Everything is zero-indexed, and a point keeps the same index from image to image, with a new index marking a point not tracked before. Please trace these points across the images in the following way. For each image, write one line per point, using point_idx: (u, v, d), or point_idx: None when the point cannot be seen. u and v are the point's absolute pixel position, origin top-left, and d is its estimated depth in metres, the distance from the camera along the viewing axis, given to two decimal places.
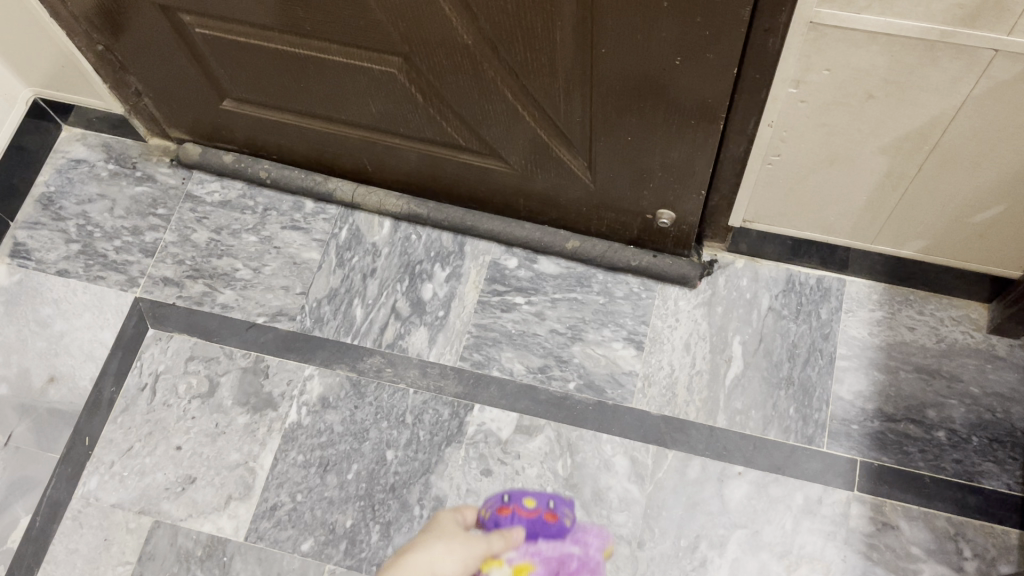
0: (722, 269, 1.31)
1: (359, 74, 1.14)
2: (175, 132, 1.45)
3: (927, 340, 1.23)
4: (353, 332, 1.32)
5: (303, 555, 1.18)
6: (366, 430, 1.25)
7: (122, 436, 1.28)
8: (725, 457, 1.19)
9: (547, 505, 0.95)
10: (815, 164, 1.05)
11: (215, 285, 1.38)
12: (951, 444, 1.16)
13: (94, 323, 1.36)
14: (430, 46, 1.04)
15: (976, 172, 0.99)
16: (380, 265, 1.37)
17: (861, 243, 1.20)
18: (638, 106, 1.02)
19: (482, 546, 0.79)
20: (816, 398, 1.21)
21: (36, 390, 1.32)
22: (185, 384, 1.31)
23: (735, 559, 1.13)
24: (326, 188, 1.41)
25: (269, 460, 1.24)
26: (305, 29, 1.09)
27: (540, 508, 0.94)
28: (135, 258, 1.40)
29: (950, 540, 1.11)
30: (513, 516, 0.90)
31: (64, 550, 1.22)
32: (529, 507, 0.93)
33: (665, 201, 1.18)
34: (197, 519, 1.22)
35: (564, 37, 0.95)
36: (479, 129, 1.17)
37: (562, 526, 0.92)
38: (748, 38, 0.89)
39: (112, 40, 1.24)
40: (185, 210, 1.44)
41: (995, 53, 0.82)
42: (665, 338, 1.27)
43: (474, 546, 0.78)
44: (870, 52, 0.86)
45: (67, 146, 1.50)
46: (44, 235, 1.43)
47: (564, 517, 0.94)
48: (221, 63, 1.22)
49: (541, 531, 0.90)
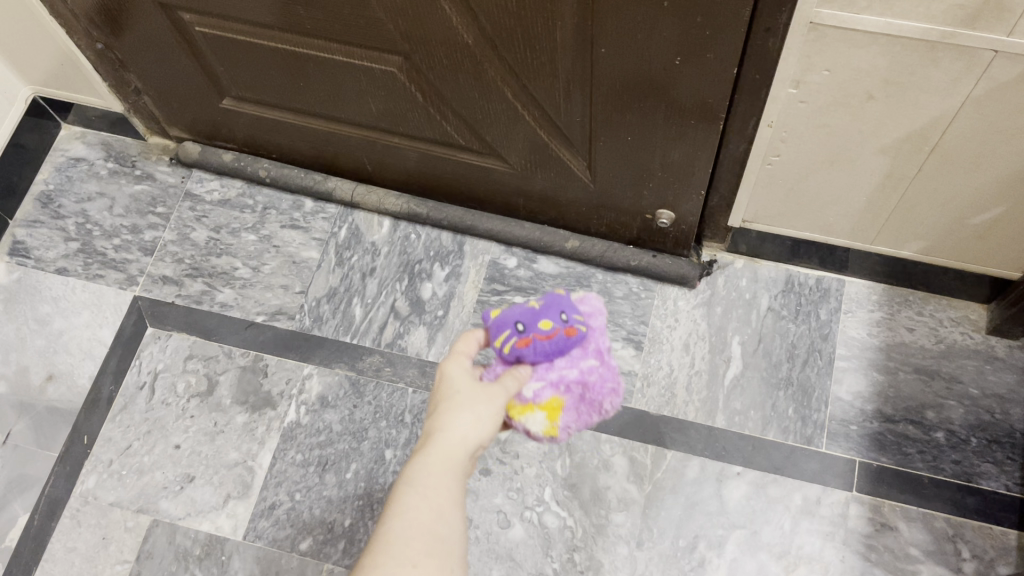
0: (721, 269, 1.31)
1: (359, 73, 1.14)
2: (175, 131, 1.44)
3: (926, 341, 1.23)
4: (352, 332, 1.32)
5: (301, 554, 1.18)
6: (365, 429, 1.25)
7: (121, 435, 1.28)
8: (724, 458, 1.19)
9: (562, 321, 0.83)
10: (814, 164, 1.05)
11: (214, 284, 1.38)
12: (950, 445, 1.16)
13: (93, 321, 1.36)
14: (430, 44, 1.04)
15: (976, 172, 0.99)
16: (379, 264, 1.37)
17: (861, 243, 1.20)
18: (639, 106, 1.02)
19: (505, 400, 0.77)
20: (815, 399, 1.21)
21: (35, 388, 1.32)
22: (184, 383, 1.31)
23: (733, 560, 1.13)
24: (326, 187, 1.41)
25: (268, 459, 1.24)
26: (305, 27, 1.09)
27: (559, 331, 0.82)
28: (134, 256, 1.40)
29: (948, 541, 1.11)
30: (533, 352, 0.82)
31: (62, 549, 1.22)
32: (546, 332, 0.82)
33: (665, 202, 1.18)
34: (195, 517, 1.22)
35: (564, 36, 0.95)
36: (479, 128, 1.17)
37: (579, 337, 0.85)
38: (748, 38, 0.89)
39: (112, 38, 1.23)
40: (184, 209, 1.44)
41: (996, 54, 0.82)
42: (665, 338, 1.27)
43: (494, 411, 0.75)
44: (870, 53, 0.86)
45: (66, 144, 1.50)
46: (43, 234, 1.43)
47: (578, 323, 0.85)
48: (221, 61, 1.22)
49: (562, 351, 0.83)
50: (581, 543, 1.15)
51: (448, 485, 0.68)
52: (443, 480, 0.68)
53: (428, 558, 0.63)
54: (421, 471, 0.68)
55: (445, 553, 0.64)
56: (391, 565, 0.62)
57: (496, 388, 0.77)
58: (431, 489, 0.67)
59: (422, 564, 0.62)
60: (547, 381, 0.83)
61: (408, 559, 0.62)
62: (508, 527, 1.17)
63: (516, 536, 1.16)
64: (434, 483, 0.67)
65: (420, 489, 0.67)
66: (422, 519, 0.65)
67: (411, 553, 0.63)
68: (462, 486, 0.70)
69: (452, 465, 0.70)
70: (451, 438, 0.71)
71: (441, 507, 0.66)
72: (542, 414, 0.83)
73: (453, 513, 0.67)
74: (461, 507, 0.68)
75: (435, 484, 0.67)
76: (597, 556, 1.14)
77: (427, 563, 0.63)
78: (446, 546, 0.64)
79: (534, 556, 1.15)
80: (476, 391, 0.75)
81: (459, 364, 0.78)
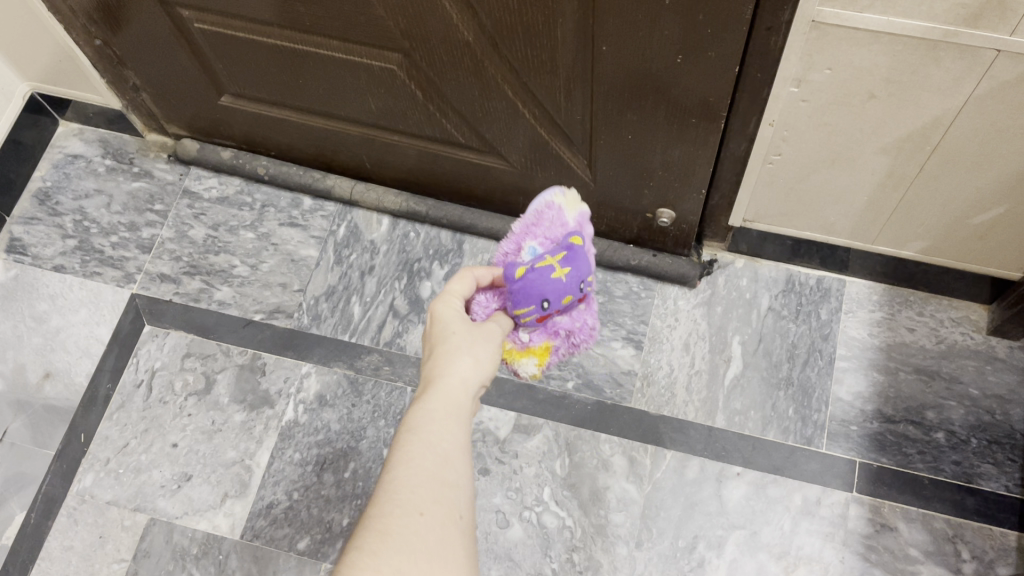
0: (721, 269, 1.30)
1: (358, 70, 1.14)
2: (173, 128, 1.44)
3: (927, 342, 1.22)
4: (351, 330, 1.32)
5: (299, 554, 1.18)
6: (364, 428, 1.24)
7: (118, 433, 1.28)
8: (724, 458, 1.18)
9: (580, 292, 0.85)
10: (815, 164, 1.05)
11: (212, 282, 1.37)
12: (951, 445, 1.16)
13: (91, 319, 1.35)
14: (429, 41, 1.03)
15: (977, 172, 0.98)
16: (378, 262, 1.36)
17: (862, 243, 1.20)
18: (639, 104, 1.01)
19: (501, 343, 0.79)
20: (815, 399, 1.20)
21: (32, 386, 1.32)
22: (182, 381, 1.30)
23: (733, 560, 1.12)
24: (325, 185, 1.40)
25: (266, 458, 1.24)
26: (304, 24, 1.08)
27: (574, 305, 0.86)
28: (132, 254, 1.40)
29: (948, 542, 1.11)
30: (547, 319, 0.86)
31: (59, 547, 1.21)
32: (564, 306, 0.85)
33: (665, 201, 1.18)
34: (193, 516, 1.21)
35: (565, 33, 0.94)
36: (479, 126, 1.17)
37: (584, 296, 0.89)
38: (750, 36, 0.88)
39: (110, 34, 1.23)
40: (183, 206, 1.43)
41: (998, 53, 0.82)
42: (665, 338, 1.27)
43: (492, 352, 0.76)
44: (873, 52, 0.86)
45: (64, 141, 1.50)
46: (40, 231, 1.42)
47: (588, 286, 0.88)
48: (219, 58, 1.21)
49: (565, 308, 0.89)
50: (580, 543, 1.15)
51: (452, 429, 0.68)
52: (446, 424, 0.68)
53: (438, 503, 0.62)
54: (424, 418, 0.68)
55: (453, 497, 0.63)
56: (400, 511, 0.61)
57: (490, 328, 0.79)
58: (435, 434, 0.67)
59: (432, 510, 0.62)
60: (543, 324, 0.88)
61: (416, 505, 0.61)
62: (507, 527, 1.17)
63: (515, 536, 1.16)
64: (437, 427, 0.67)
65: (424, 435, 0.67)
66: (429, 465, 0.64)
67: (420, 498, 0.62)
68: (465, 429, 0.70)
69: (454, 410, 0.70)
70: (452, 383, 0.72)
71: (446, 452, 0.66)
72: (534, 360, 0.97)
73: (459, 458, 0.67)
74: (467, 452, 0.68)
75: (439, 429, 0.67)
76: (596, 556, 1.14)
77: (436, 507, 0.62)
78: (454, 492, 0.64)
79: (533, 556, 1.15)
80: (476, 333, 0.77)
81: (455, 308, 0.80)
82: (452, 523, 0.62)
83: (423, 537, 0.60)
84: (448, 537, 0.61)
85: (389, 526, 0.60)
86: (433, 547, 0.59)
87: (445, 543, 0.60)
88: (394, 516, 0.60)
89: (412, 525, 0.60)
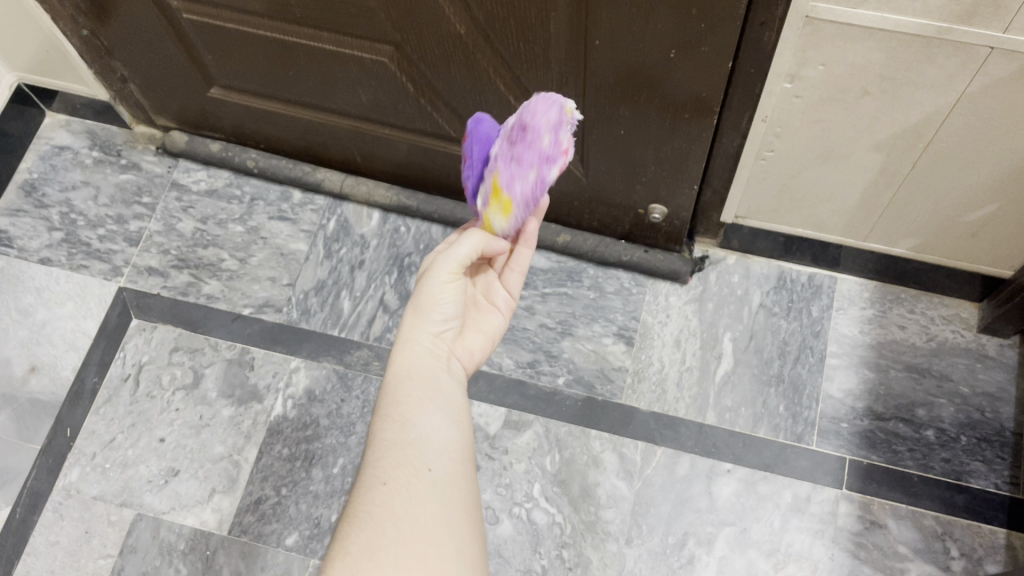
0: (713, 265, 1.30)
1: (349, 62, 1.12)
2: (161, 119, 1.42)
3: (917, 339, 1.22)
4: (340, 325, 1.31)
5: (287, 549, 1.17)
6: (353, 423, 1.23)
7: (104, 427, 1.26)
8: (715, 455, 1.18)
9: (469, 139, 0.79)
10: (807, 159, 1.05)
11: (200, 276, 1.36)
12: (940, 443, 1.16)
13: (78, 312, 1.34)
14: (421, 32, 1.02)
15: (970, 169, 0.98)
16: (368, 257, 1.36)
17: (855, 240, 1.20)
18: (632, 99, 1.00)
19: (449, 275, 0.77)
20: (806, 396, 1.20)
21: (18, 379, 1.30)
22: (170, 375, 1.29)
23: (723, 557, 1.12)
24: (315, 178, 1.39)
25: (254, 453, 1.23)
26: (293, 14, 1.07)
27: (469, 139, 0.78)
28: (119, 247, 1.38)
29: (937, 539, 1.11)
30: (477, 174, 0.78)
31: (44, 542, 1.20)
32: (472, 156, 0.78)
33: (657, 196, 1.17)
34: (179, 512, 1.20)
35: (558, 27, 0.93)
36: (471, 119, 1.16)
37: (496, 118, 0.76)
38: (743, 32, 0.87)
39: (98, 24, 1.20)
40: (171, 198, 1.42)
41: (992, 50, 0.81)
42: (656, 334, 1.27)
43: (445, 288, 0.77)
44: (865, 48, 0.85)
45: (51, 132, 1.48)
46: (26, 223, 1.40)
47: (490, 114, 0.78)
48: (209, 49, 1.20)
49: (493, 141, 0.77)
50: (570, 539, 1.14)
51: (410, 392, 0.71)
52: (403, 390, 0.72)
53: (401, 467, 0.65)
54: (387, 395, 0.72)
55: (417, 456, 0.66)
56: (367, 491, 0.64)
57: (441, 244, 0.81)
58: (393, 405, 0.71)
59: (394, 475, 0.64)
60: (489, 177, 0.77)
61: (379, 478, 0.65)
62: (496, 523, 1.16)
63: (504, 532, 1.15)
64: (397, 398, 0.71)
65: (384, 412, 0.70)
66: (389, 436, 0.68)
67: (383, 471, 0.65)
68: (428, 385, 0.73)
69: (414, 369, 0.74)
70: (407, 346, 0.75)
71: (407, 416, 0.69)
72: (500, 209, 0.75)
73: (420, 417, 0.69)
74: (432, 404, 0.71)
75: (397, 399, 0.71)
76: (585, 552, 1.13)
77: (397, 472, 0.65)
78: (416, 450, 0.66)
79: (522, 552, 1.14)
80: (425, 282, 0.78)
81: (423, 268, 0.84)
82: (419, 479, 0.64)
83: (388, 505, 0.62)
84: (415, 493, 0.63)
85: (359, 506, 0.63)
86: (398, 510, 0.62)
87: (413, 499, 0.63)
88: (361, 497, 0.64)
89: (378, 498, 0.63)
